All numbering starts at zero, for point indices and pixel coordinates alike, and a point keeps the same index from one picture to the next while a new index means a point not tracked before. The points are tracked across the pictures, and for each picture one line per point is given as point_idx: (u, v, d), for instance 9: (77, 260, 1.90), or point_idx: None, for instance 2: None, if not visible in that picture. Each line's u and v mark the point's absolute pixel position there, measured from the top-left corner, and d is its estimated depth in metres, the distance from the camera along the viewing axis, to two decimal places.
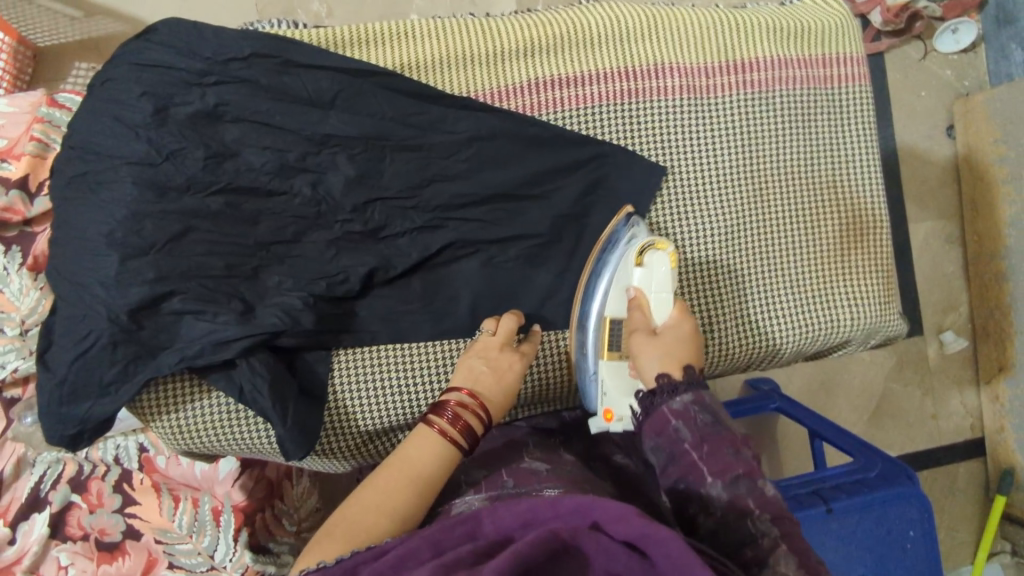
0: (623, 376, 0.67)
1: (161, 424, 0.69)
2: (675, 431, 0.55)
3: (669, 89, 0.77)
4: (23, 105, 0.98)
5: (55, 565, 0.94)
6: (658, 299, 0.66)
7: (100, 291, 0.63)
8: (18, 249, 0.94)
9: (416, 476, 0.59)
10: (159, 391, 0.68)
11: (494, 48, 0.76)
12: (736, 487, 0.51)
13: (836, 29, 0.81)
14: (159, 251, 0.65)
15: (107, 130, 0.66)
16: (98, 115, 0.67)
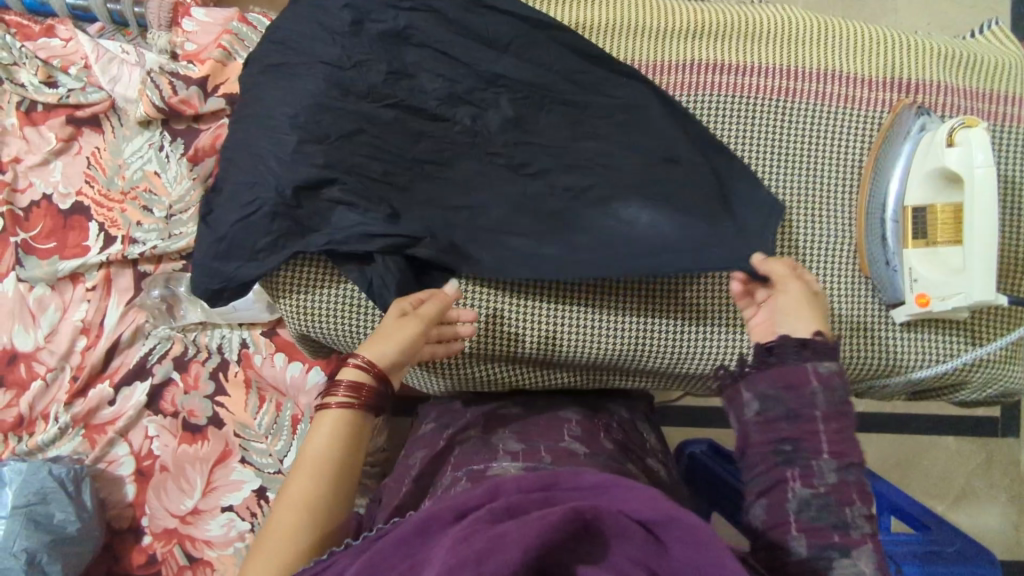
0: (938, 262, 0.71)
1: (287, 300, 0.74)
2: (810, 393, 0.61)
3: (825, 94, 0.78)
4: (218, 19, 1.07)
5: (143, 434, 1.03)
6: (978, 182, 0.66)
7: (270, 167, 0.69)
8: (182, 141, 1.05)
9: (312, 463, 0.61)
10: (295, 269, 0.73)
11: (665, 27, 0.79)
12: (846, 473, 0.58)
13: (1012, 66, 0.80)
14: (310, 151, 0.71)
15: (309, 30, 0.73)
16: (305, 16, 0.74)
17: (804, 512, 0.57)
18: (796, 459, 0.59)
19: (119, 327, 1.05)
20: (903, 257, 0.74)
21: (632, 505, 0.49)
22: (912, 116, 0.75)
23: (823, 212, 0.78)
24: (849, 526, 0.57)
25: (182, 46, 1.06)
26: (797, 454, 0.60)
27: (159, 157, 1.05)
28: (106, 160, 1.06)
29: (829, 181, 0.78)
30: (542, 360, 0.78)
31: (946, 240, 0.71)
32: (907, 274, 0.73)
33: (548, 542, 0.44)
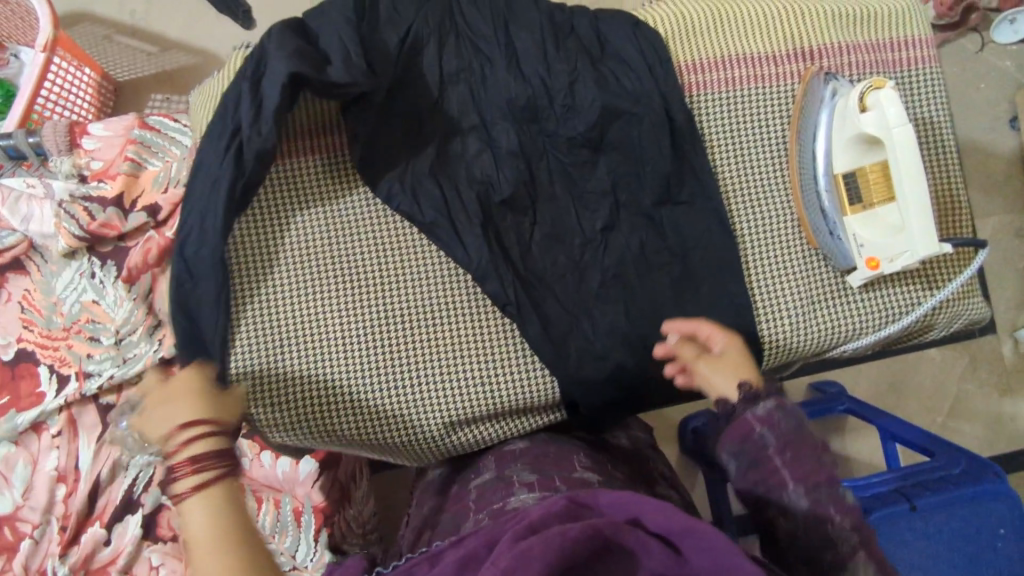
0: (878, 224, 0.72)
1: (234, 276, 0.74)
2: (759, 438, 0.62)
3: (736, 79, 0.79)
4: (118, 130, 1.02)
5: (147, 565, 0.99)
6: (898, 141, 0.67)
7: (184, 254, 0.71)
8: (114, 263, 1.00)
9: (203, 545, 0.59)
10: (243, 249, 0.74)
11: (578, 51, 0.76)
12: (789, 440, 0.60)
13: (906, 13, 0.81)
14: (243, 230, 0.74)
15: (213, 154, 0.70)
16: (212, 136, 0.70)
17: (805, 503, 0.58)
18: (772, 495, 0.60)
19: (96, 465, 1.01)
20: (845, 226, 0.74)
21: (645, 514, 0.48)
22: (823, 84, 0.76)
23: (758, 198, 0.79)
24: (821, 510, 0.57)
25: (88, 166, 1.01)
26: (770, 494, 0.61)
27: (94, 285, 1.00)
28: (40, 300, 1.01)
29: (758, 164, 0.79)
30: (517, 409, 0.77)
31: (882, 199, 0.71)
32: (853, 240, 0.74)
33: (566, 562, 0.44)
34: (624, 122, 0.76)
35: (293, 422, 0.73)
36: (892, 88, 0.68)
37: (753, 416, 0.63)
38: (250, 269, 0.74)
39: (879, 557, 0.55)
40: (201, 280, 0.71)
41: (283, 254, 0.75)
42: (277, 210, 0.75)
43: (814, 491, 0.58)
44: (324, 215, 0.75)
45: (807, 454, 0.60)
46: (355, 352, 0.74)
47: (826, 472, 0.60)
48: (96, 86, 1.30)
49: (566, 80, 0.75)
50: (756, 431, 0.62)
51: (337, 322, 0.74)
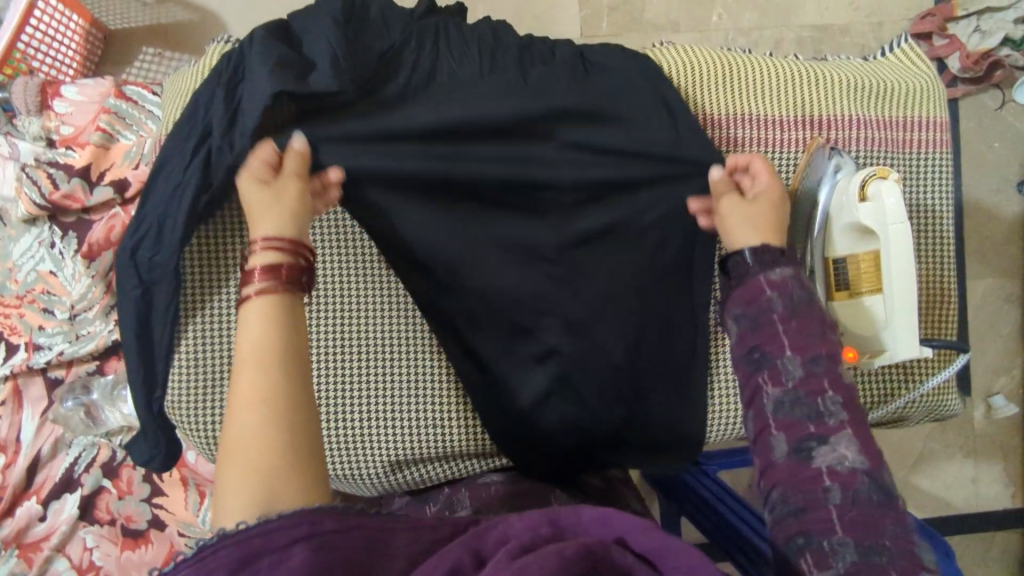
0: (861, 315, 0.69)
1: (191, 286, 0.70)
2: (767, 301, 0.63)
3: (739, 139, 0.75)
4: (92, 95, 0.98)
5: (80, 547, 0.97)
6: (894, 236, 0.64)
7: (134, 257, 0.66)
8: (75, 235, 0.96)
9: (258, 352, 0.52)
10: (201, 260, 0.70)
11: (578, 88, 0.71)
12: (813, 365, 0.60)
13: (923, 90, 0.77)
14: (201, 238, 0.70)
15: (176, 157, 0.65)
16: (179, 136, 0.65)
17: (781, 413, 0.60)
18: (765, 363, 0.62)
19: (37, 440, 0.99)
20: (827, 311, 0.71)
21: (630, 535, 0.46)
22: (826, 158, 0.72)
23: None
24: (823, 415, 0.58)
25: (57, 130, 0.97)
26: (765, 359, 0.62)
27: (52, 255, 0.96)
28: None
29: None
30: (465, 453, 0.75)
31: (869, 289, 0.68)
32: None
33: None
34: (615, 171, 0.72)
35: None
36: (894, 181, 0.66)
37: (765, 279, 0.64)
38: (206, 280, 0.71)
39: (866, 437, 0.57)
40: (152, 288, 0.67)
41: (243, 268, 0.71)
42: (245, 226, 0.71)
43: (791, 406, 0.59)
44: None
45: (814, 324, 0.62)
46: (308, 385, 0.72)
47: (828, 346, 0.61)
48: (82, 33, 1.20)
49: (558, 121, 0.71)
50: (766, 294, 0.63)
51: None
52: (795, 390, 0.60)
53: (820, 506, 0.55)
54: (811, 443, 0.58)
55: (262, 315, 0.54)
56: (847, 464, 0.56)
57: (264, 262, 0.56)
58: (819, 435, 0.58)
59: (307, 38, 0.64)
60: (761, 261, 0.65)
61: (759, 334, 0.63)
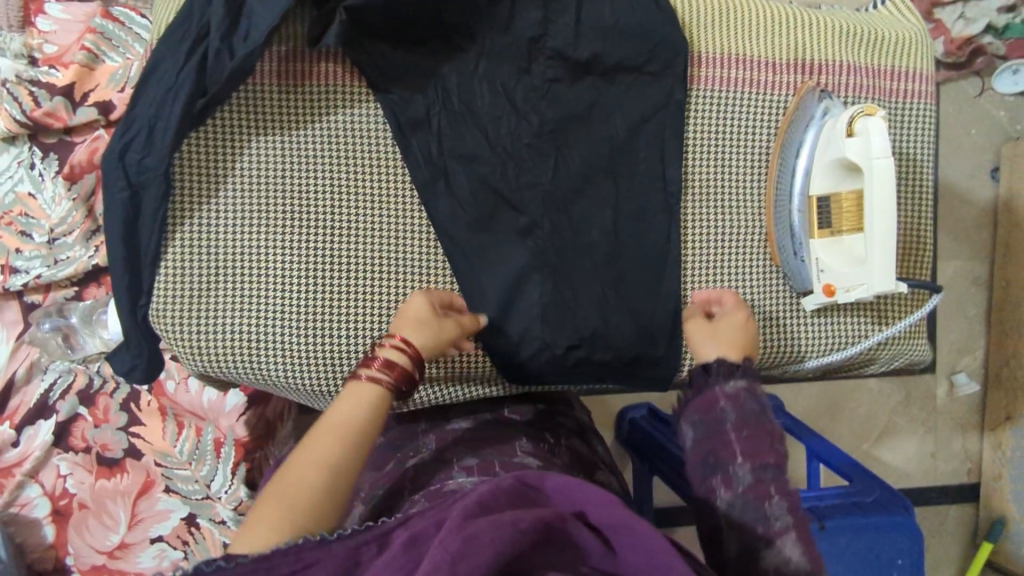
0: (842, 252, 0.72)
1: (184, 190, 0.69)
2: (720, 412, 0.64)
3: (732, 80, 0.76)
4: (78, 14, 0.95)
5: (54, 473, 0.97)
6: (877, 173, 0.66)
7: (123, 159, 0.65)
8: (56, 157, 0.94)
9: (348, 430, 0.59)
10: (195, 165, 0.69)
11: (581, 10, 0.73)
12: (762, 471, 0.60)
13: (914, 41, 0.79)
14: (193, 143, 0.69)
15: (169, 60, 0.65)
16: (172, 42, 0.65)
17: (735, 513, 0.59)
18: (718, 467, 0.61)
19: (12, 363, 0.97)
20: (810, 249, 0.73)
21: (589, 508, 0.48)
22: (815, 101, 0.74)
23: (721, 203, 0.77)
24: (771, 519, 0.57)
25: (41, 49, 0.94)
26: (718, 464, 0.61)
27: (31, 176, 0.95)
28: None
29: (732, 168, 0.77)
30: (452, 374, 0.75)
31: (849, 227, 0.71)
32: (814, 263, 0.73)
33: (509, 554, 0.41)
34: (601, 109, 0.75)
35: (219, 354, 0.70)
36: (881, 117, 0.67)
37: (722, 390, 0.65)
38: (195, 188, 0.70)
39: (805, 537, 0.57)
40: (140, 191, 0.66)
41: (235, 178, 0.70)
42: (242, 133, 0.70)
43: (743, 506, 0.58)
44: (286, 144, 0.71)
45: (763, 439, 0.62)
46: (297, 297, 0.71)
47: (778, 456, 0.61)
48: None
49: (551, 53, 0.73)
50: (720, 405, 0.64)
51: (283, 257, 0.71)
52: (743, 493, 0.59)
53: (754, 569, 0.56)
54: (758, 543, 0.57)
55: (361, 398, 0.61)
56: (793, 565, 0.55)
57: (388, 355, 0.64)
58: (731, 464, 0.61)
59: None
60: (717, 373, 0.67)
61: (713, 432, 0.63)
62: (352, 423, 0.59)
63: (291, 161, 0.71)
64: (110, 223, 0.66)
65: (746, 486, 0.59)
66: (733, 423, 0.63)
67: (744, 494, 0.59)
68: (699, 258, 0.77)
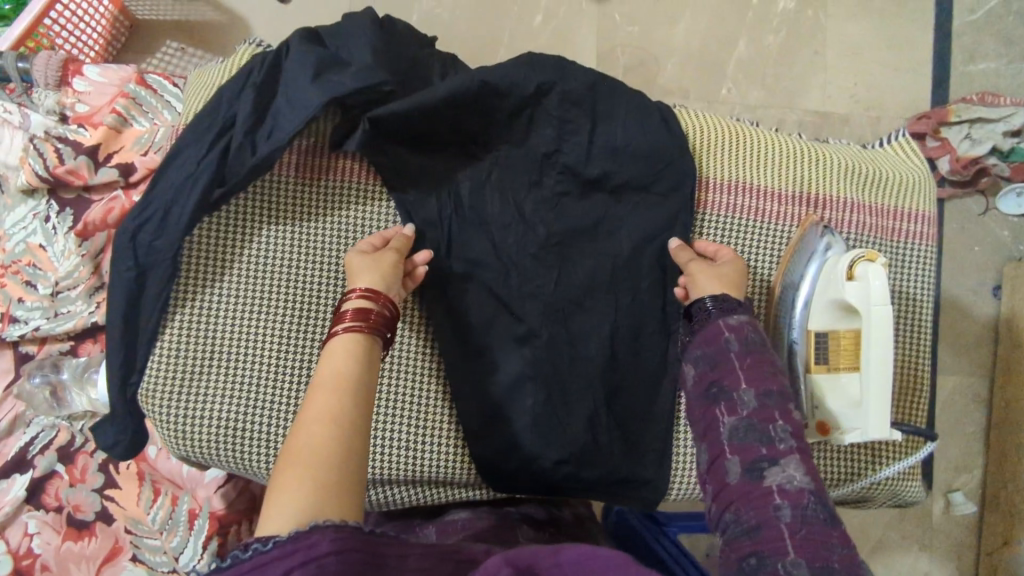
0: (838, 392, 0.71)
1: (190, 273, 0.70)
2: (726, 342, 0.67)
3: (740, 207, 0.78)
4: (114, 78, 0.98)
5: (21, 531, 0.94)
6: (875, 319, 0.67)
7: (134, 240, 0.66)
8: (71, 212, 0.95)
9: (341, 382, 0.57)
10: (204, 250, 0.70)
11: (597, 131, 0.75)
12: (767, 398, 0.63)
13: (916, 184, 0.81)
14: (206, 227, 0.70)
15: (193, 147, 0.67)
16: (198, 130, 0.67)
17: (737, 439, 0.62)
18: (722, 396, 0.65)
19: None
20: (805, 384, 0.73)
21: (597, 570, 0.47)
22: (817, 235, 0.75)
23: None
24: (775, 440, 0.61)
25: (72, 108, 0.97)
26: (722, 393, 0.65)
27: (44, 229, 0.95)
28: None
29: None
30: (437, 479, 0.74)
31: (847, 366, 0.70)
32: (809, 399, 0.73)
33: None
34: (608, 222, 0.76)
35: (204, 439, 0.69)
36: (881, 264, 0.68)
37: (725, 323, 0.67)
38: (203, 272, 0.70)
39: (808, 459, 0.61)
40: (146, 272, 0.67)
41: (242, 264, 0.71)
42: (255, 223, 0.71)
43: (747, 431, 0.62)
44: (297, 234, 0.72)
45: (764, 362, 0.66)
46: (289, 389, 0.71)
47: (780, 385, 0.65)
48: (113, 19, 1.21)
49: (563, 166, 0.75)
50: (724, 336, 0.67)
51: (279, 345, 0.71)
52: (748, 418, 0.63)
53: (773, 524, 0.56)
54: (763, 464, 0.60)
55: (345, 352, 0.59)
56: (797, 484, 0.59)
57: (357, 306, 0.63)
58: (726, 422, 0.64)
59: (344, 51, 0.69)
60: (720, 309, 0.68)
61: (718, 371, 0.66)
62: (339, 369, 0.58)
63: (299, 251, 0.72)
64: (114, 300, 0.67)
65: (751, 409, 0.63)
66: (736, 352, 0.66)
67: (749, 418, 0.63)
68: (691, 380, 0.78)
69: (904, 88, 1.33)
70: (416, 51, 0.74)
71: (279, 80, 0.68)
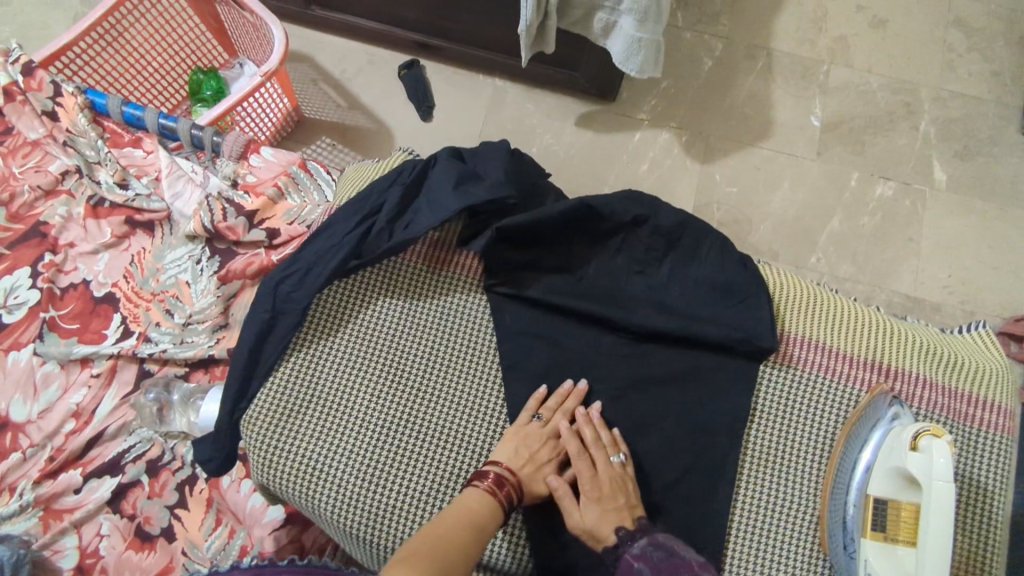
0: (892, 562, 0.69)
1: (312, 325, 0.82)
2: None
3: (811, 363, 0.82)
4: (281, 159, 1.21)
5: (94, 530, 1.03)
6: (936, 489, 0.66)
7: (276, 289, 0.79)
8: (219, 260, 1.13)
9: (468, 519, 0.68)
10: (327, 308, 0.82)
11: (680, 268, 0.84)
12: None
13: (994, 374, 0.83)
14: (335, 290, 0.83)
15: (342, 223, 0.81)
16: (349, 211, 0.81)
17: None
18: None
19: (109, 418, 1.09)
20: (859, 546, 0.72)
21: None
22: (886, 404, 0.79)
23: (776, 472, 0.79)
24: None
25: (244, 177, 1.19)
26: None
27: (194, 268, 1.14)
28: (147, 262, 1.15)
29: (798, 445, 0.80)
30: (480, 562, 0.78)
31: (905, 539, 0.70)
32: (863, 564, 0.71)
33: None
34: (682, 348, 0.82)
35: (284, 470, 0.77)
36: (946, 441, 0.69)
37: None
38: (323, 326, 0.82)
39: None
40: (278, 316, 0.79)
41: (356, 326, 0.82)
42: (374, 295, 0.83)
43: None
44: (407, 310, 0.83)
45: None
46: (367, 444, 0.78)
47: None
48: (285, 114, 1.44)
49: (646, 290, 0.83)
50: None
51: (368, 401, 0.80)
52: None
53: None
54: None
55: (475, 502, 0.70)
56: None
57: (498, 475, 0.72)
58: None
59: (481, 168, 0.83)
60: None
61: None
62: (469, 510, 0.69)
63: (406, 323, 0.83)
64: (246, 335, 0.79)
65: None
66: None
67: None
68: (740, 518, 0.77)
69: (1001, 287, 1.31)
70: (538, 179, 0.88)
71: (424, 183, 0.82)
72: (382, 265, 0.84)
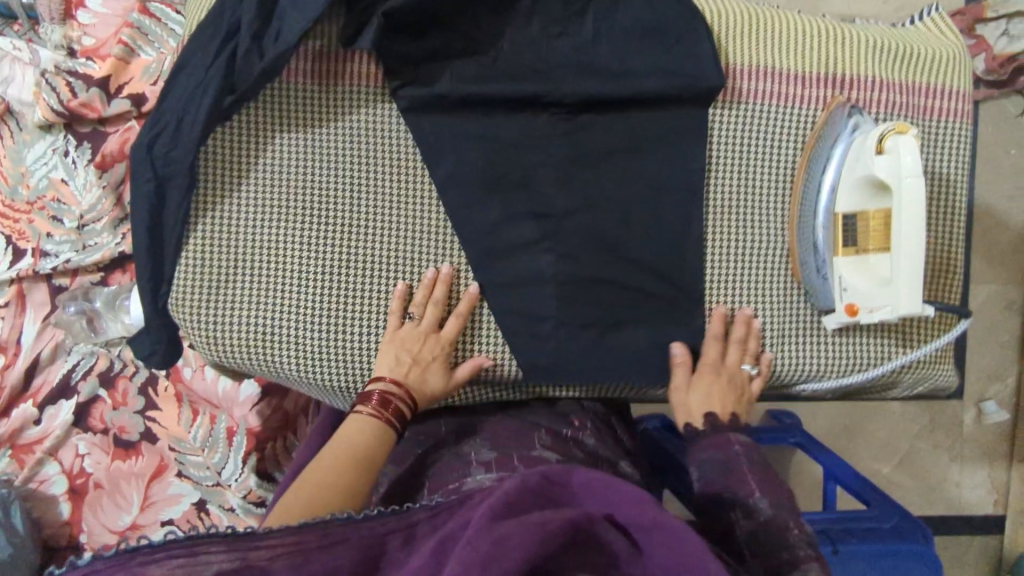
0: (865, 272, 0.70)
1: (208, 184, 0.71)
2: (734, 452, 0.67)
3: (762, 93, 0.75)
4: (116, 8, 0.99)
5: (72, 452, 0.99)
6: (906, 190, 0.64)
7: (151, 152, 0.67)
8: (89, 146, 0.97)
9: (352, 453, 0.64)
10: (218, 160, 0.70)
11: (604, 18, 0.73)
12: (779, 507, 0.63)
13: (950, 58, 0.77)
14: (220, 137, 0.70)
15: (200, 55, 0.66)
16: (202, 37, 0.67)
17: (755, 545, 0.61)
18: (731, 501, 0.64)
19: (38, 343, 1.00)
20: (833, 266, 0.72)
21: (618, 508, 0.50)
22: (844, 116, 0.73)
23: (741, 216, 0.76)
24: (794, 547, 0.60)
25: (79, 41, 0.98)
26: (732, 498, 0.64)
27: (65, 163, 0.97)
28: (7, 168, 0.98)
29: (760, 183, 0.76)
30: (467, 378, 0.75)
31: (877, 247, 0.68)
32: (838, 282, 0.72)
33: (539, 554, 0.44)
34: (623, 110, 0.73)
35: (233, 344, 0.71)
36: (911, 136, 0.65)
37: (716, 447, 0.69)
38: (221, 181, 0.71)
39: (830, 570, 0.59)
40: (165, 184, 0.68)
41: (259, 171, 0.71)
42: (268, 131, 0.71)
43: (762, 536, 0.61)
44: (310, 140, 0.72)
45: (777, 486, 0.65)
46: (314, 294, 0.72)
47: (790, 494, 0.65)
48: None
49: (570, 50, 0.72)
50: (734, 447, 0.68)
51: (299, 249, 0.72)
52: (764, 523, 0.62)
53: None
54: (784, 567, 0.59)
55: (360, 430, 0.66)
56: None
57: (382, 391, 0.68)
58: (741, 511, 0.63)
59: None
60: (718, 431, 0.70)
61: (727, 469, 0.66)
62: (353, 447, 0.65)
63: (314, 155, 0.72)
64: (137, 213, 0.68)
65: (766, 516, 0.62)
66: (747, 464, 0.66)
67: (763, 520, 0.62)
68: (712, 270, 0.76)
69: None
70: None
71: None
72: (265, 94, 0.71)
